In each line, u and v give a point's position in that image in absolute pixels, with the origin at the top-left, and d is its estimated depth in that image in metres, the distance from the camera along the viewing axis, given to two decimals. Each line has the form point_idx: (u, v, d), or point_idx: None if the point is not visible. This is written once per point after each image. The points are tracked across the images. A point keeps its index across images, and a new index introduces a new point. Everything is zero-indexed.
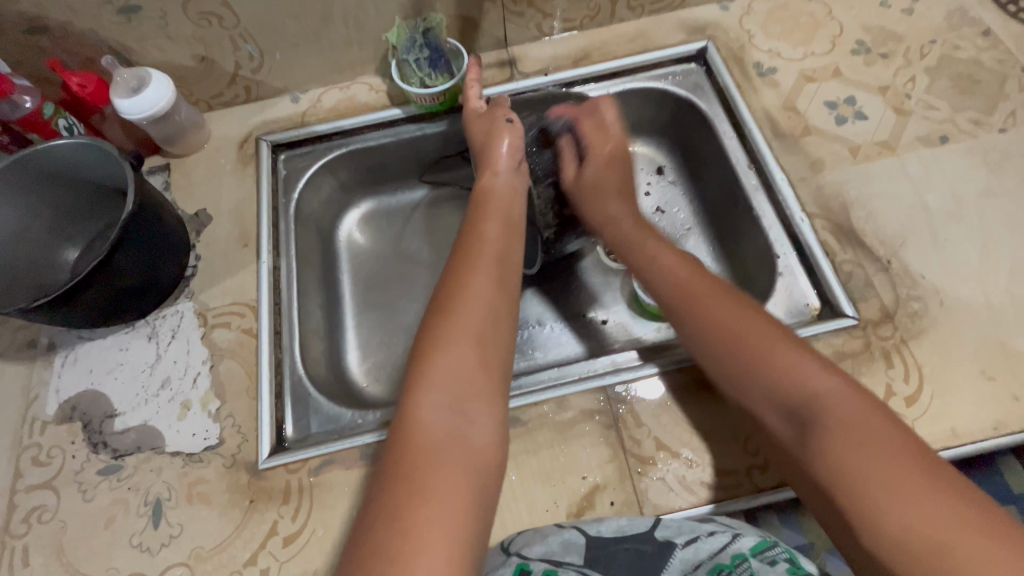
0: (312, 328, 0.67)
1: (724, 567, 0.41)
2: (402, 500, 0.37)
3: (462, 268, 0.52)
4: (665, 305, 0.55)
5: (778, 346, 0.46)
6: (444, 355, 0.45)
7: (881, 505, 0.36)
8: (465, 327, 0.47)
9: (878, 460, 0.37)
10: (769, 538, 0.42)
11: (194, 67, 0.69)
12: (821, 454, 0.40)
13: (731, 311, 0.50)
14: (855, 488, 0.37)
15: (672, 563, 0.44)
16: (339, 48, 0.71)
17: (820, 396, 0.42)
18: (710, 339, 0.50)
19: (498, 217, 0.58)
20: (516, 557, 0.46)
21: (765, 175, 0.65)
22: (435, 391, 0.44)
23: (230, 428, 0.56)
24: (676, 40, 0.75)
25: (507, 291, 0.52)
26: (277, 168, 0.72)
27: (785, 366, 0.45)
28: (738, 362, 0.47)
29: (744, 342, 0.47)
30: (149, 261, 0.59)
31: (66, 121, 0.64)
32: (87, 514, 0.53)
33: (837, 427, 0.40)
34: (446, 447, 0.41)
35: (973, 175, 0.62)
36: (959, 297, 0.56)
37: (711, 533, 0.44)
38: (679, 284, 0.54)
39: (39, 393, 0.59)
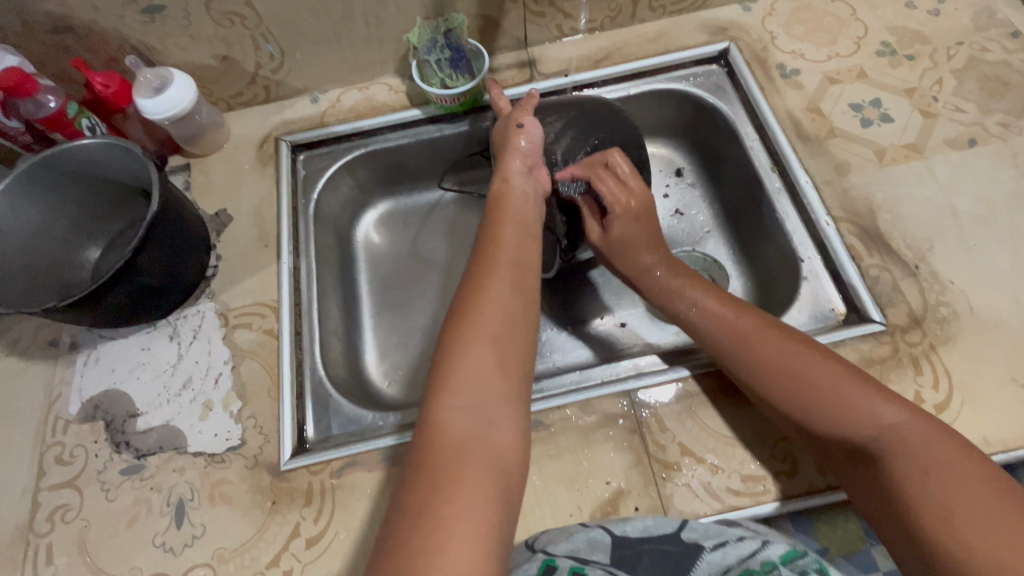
0: (331, 328, 0.67)
1: (752, 573, 0.40)
2: (426, 508, 0.37)
3: (479, 268, 0.51)
4: (709, 341, 0.55)
5: (839, 381, 0.47)
6: (463, 359, 0.44)
7: (980, 549, 0.36)
8: (483, 329, 0.46)
9: (962, 497, 0.38)
10: (799, 547, 0.41)
11: (215, 67, 0.69)
12: (906, 495, 0.40)
13: (783, 348, 0.50)
14: (949, 529, 0.38)
15: (700, 564, 0.43)
16: (359, 48, 0.71)
17: (893, 430, 0.43)
18: (766, 380, 0.49)
19: (513, 214, 0.57)
20: (542, 554, 0.45)
21: (788, 178, 0.65)
22: (454, 395, 0.43)
23: (252, 429, 0.56)
24: (697, 40, 0.74)
25: (525, 288, 0.50)
26: (296, 168, 0.72)
27: (851, 399, 0.45)
28: (801, 400, 0.47)
29: (805, 380, 0.48)
30: (172, 261, 0.59)
31: (89, 121, 0.64)
32: (110, 513, 0.53)
33: (917, 465, 0.41)
34: (468, 451, 0.40)
35: (1002, 179, 0.61)
36: (990, 303, 0.55)
37: (740, 539, 0.44)
38: (725, 323, 0.54)
39: (61, 392, 0.59)
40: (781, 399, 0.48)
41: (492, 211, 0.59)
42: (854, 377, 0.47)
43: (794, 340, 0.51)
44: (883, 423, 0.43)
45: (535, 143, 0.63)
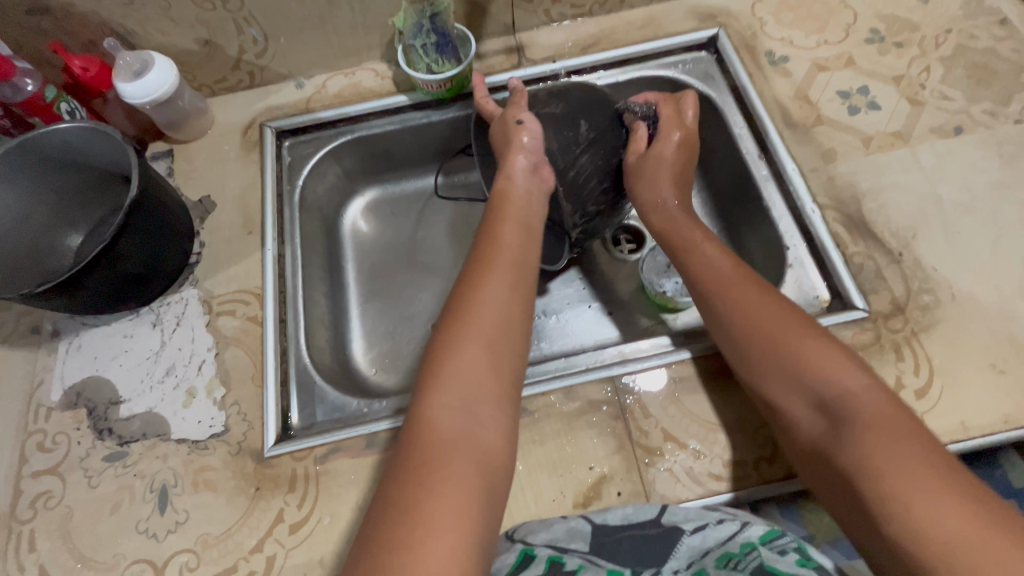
0: (316, 316, 0.66)
1: (732, 555, 0.40)
2: (414, 499, 0.37)
3: (476, 271, 0.52)
4: (700, 299, 0.55)
5: (810, 341, 0.46)
6: (458, 357, 0.45)
7: (896, 495, 0.36)
8: (480, 331, 0.47)
9: (904, 460, 0.37)
10: (779, 529, 0.41)
11: (198, 51, 0.68)
12: (848, 446, 0.40)
13: (768, 309, 0.50)
14: (879, 480, 0.37)
15: (679, 548, 0.44)
16: (344, 33, 0.70)
17: (853, 394, 0.42)
18: (744, 342, 0.49)
19: (512, 217, 0.57)
20: (521, 544, 0.46)
21: (775, 166, 0.65)
22: (446, 392, 0.43)
23: (236, 416, 0.56)
24: (686, 27, 0.73)
25: (522, 294, 0.51)
26: (281, 155, 0.71)
27: (816, 362, 0.45)
28: (767, 355, 0.47)
29: (784, 339, 0.47)
30: (154, 247, 0.58)
31: (68, 106, 0.63)
32: (92, 500, 0.53)
33: (866, 424, 0.40)
34: (458, 447, 0.41)
35: (986, 167, 0.61)
36: (971, 290, 0.55)
37: (720, 521, 0.44)
38: (722, 282, 0.54)
39: (43, 379, 0.59)
40: (755, 358, 0.48)
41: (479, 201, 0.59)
42: (830, 342, 0.46)
43: (785, 304, 0.50)
44: (844, 389, 0.43)
45: (538, 139, 0.62)
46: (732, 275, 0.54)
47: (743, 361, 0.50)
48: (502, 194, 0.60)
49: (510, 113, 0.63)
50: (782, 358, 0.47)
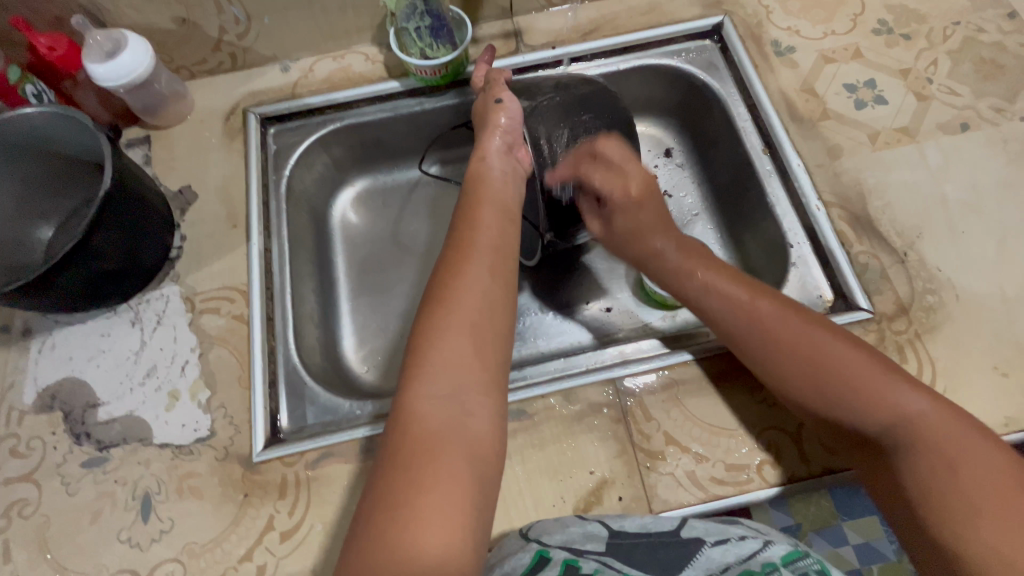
0: (306, 313, 0.64)
1: (753, 573, 0.38)
2: (401, 499, 0.35)
3: (457, 254, 0.49)
4: (716, 324, 0.53)
5: (855, 360, 0.45)
6: (441, 346, 0.43)
7: (969, 530, 0.37)
8: (462, 316, 0.44)
9: (974, 492, 0.38)
10: (801, 549, 0.40)
11: (175, 31, 0.64)
12: (915, 479, 0.40)
13: (796, 328, 0.48)
14: (958, 513, 0.38)
15: (698, 560, 0.41)
16: (332, 14, 0.66)
17: (909, 412, 0.42)
18: (775, 358, 0.48)
19: (492, 199, 0.55)
20: (536, 543, 0.44)
21: (780, 161, 0.63)
22: (429, 382, 0.41)
23: (222, 420, 0.54)
24: (691, 14, 0.71)
25: (504, 276, 0.49)
26: (266, 143, 0.68)
27: (871, 387, 0.43)
28: (808, 378, 0.46)
29: (832, 365, 0.45)
30: (131, 242, 0.55)
31: (35, 88, 0.58)
32: (71, 508, 0.51)
33: (926, 449, 0.40)
34: (445, 438, 0.39)
35: (992, 165, 0.60)
36: (975, 291, 0.55)
37: (741, 538, 0.42)
38: (740, 310, 0.51)
39: (14, 381, 0.56)
40: (799, 383, 0.46)
41: (471, 191, 0.56)
42: (874, 359, 0.45)
43: (816, 323, 0.48)
44: (903, 413, 0.42)
45: (515, 119, 0.60)
46: (744, 296, 0.51)
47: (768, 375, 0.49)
48: (477, 177, 0.58)
49: (490, 94, 0.61)
50: (830, 383, 0.45)
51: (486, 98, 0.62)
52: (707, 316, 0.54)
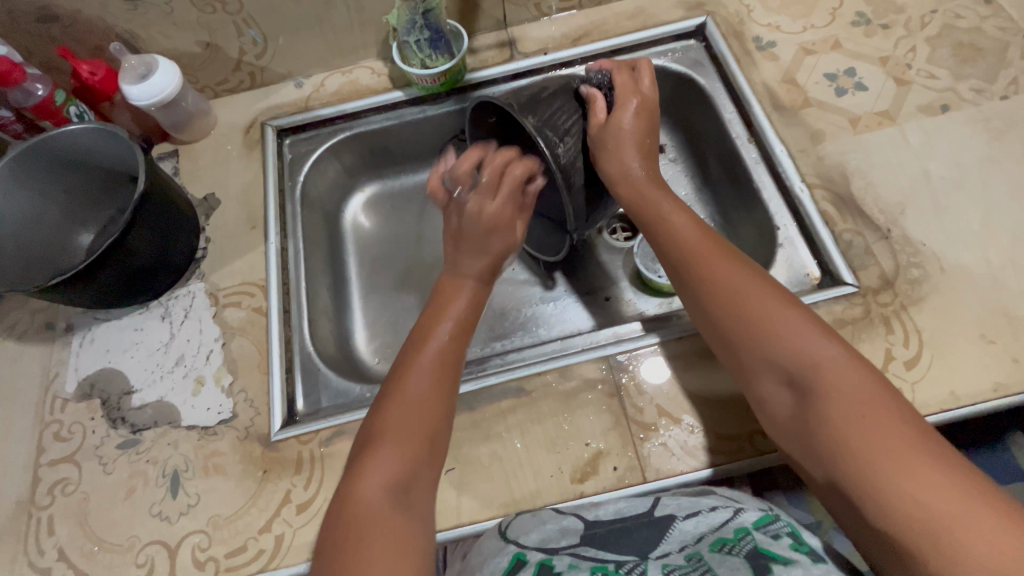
0: (320, 307, 0.68)
1: (725, 540, 0.41)
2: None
3: (412, 357, 0.51)
4: (671, 271, 0.55)
5: (784, 312, 0.46)
6: (389, 437, 0.45)
7: (876, 479, 0.37)
8: (409, 414, 0.46)
9: (884, 438, 0.38)
10: (771, 513, 0.44)
11: (200, 54, 0.70)
12: (823, 428, 0.41)
13: (737, 279, 0.49)
14: (858, 458, 0.38)
15: (672, 533, 0.44)
16: (340, 33, 0.72)
17: (822, 364, 0.43)
18: (713, 304, 0.50)
19: (468, 299, 0.57)
20: (513, 546, 0.44)
21: (764, 148, 0.66)
22: (372, 478, 0.43)
23: (243, 403, 0.58)
24: (675, 16, 0.75)
25: (452, 378, 0.51)
26: (282, 152, 0.74)
27: (791, 337, 0.45)
28: (741, 331, 0.47)
29: (756, 312, 0.47)
30: (161, 243, 0.60)
31: (77, 109, 0.65)
32: (107, 485, 0.55)
33: (836, 396, 0.41)
34: (373, 526, 0.40)
35: (973, 144, 0.62)
36: (959, 264, 0.56)
37: (712, 508, 0.45)
38: (689, 250, 0.54)
39: (58, 372, 0.61)
40: (725, 321, 0.49)
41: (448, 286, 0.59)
42: (802, 314, 0.46)
43: (752, 274, 0.50)
44: (818, 364, 0.43)
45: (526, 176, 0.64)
46: (699, 247, 0.53)
47: (704, 311, 0.51)
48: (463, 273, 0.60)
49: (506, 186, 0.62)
50: (760, 331, 0.46)
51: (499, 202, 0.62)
52: (666, 263, 0.56)
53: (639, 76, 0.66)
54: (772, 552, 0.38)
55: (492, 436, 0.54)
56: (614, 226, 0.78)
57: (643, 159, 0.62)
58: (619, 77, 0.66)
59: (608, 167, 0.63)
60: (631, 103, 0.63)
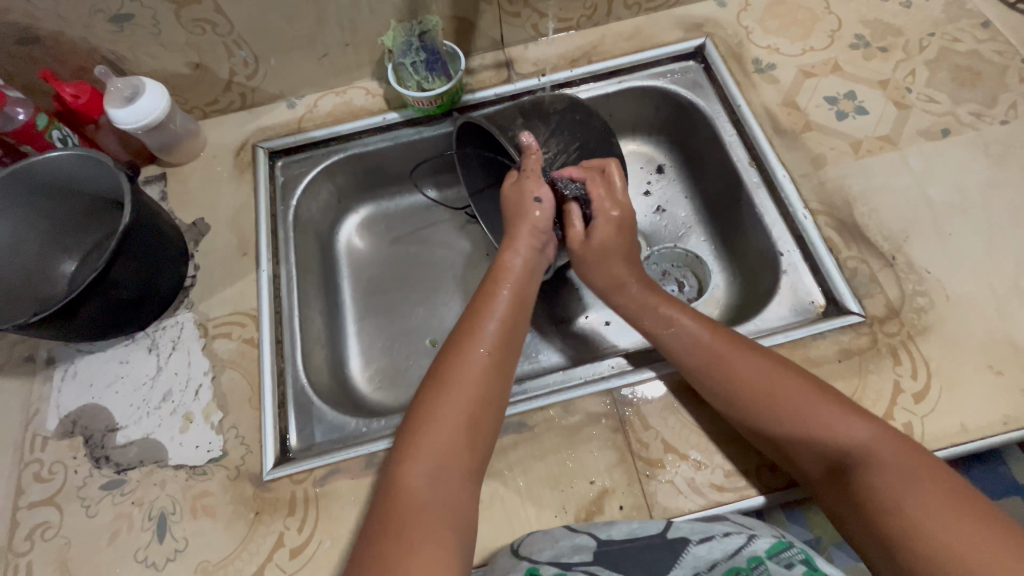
0: (313, 334, 0.66)
1: (742, 571, 0.42)
2: (388, 569, 0.37)
3: (462, 338, 0.52)
4: (687, 370, 0.53)
5: (800, 394, 0.47)
6: (433, 426, 0.46)
7: (932, 538, 0.37)
8: (463, 395, 0.48)
9: (922, 500, 0.39)
10: (786, 539, 0.43)
11: (189, 75, 0.68)
12: (864, 490, 0.42)
13: (753, 367, 0.50)
14: (907, 527, 0.39)
15: (685, 557, 0.45)
16: (333, 53, 0.71)
17: (849, 441, 0.44)
18: (716, 378, 0.51)
19: (507, 287, 0.57)
20: (527, 563, 0.45)
21: (766, 172, 0.65)
22: (419, 462, 0.44)
23: (234, 440, 0.56)
24: (674, 37, 0.74)
25: (503, 366, 0.51)
26: (274, 175, 0.72)
27: (813, 417, 0.46)
28: (765, 406, 0.48)
29: (768, 391, 0.48)
30: (148, 273, 0.58)
31: (60, 133, 0.63)
32: (90, 530, 0.53)
33: (873, 466, 0.42)
34: (427, 516, 0.41)
35: (974, 168, 0.62)
36: (963, 291, 0.56)
37: (726, 534, 0.44)
38: (701, 351, 0.52)
39: (39, 409, 0.58)
40: (737, 409, 0.49)
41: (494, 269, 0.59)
42: (812, 387, 0.48)
43: (768, 358, 0.51)
44: (845, 441, 0.44)
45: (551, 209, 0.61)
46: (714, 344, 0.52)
47: (715, 400, 0.51)
48: (499, 275, 0.58)
49: (527, 188, 0.61)
50: (778, 414, 0.47)
51: (521, 189, 0.62)
52: (671, 360, 0.55)
53: None
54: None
55: (493, 474, 0.53)
56: None
57: None
58: None
59: (598, 283, 0.64)
60: None
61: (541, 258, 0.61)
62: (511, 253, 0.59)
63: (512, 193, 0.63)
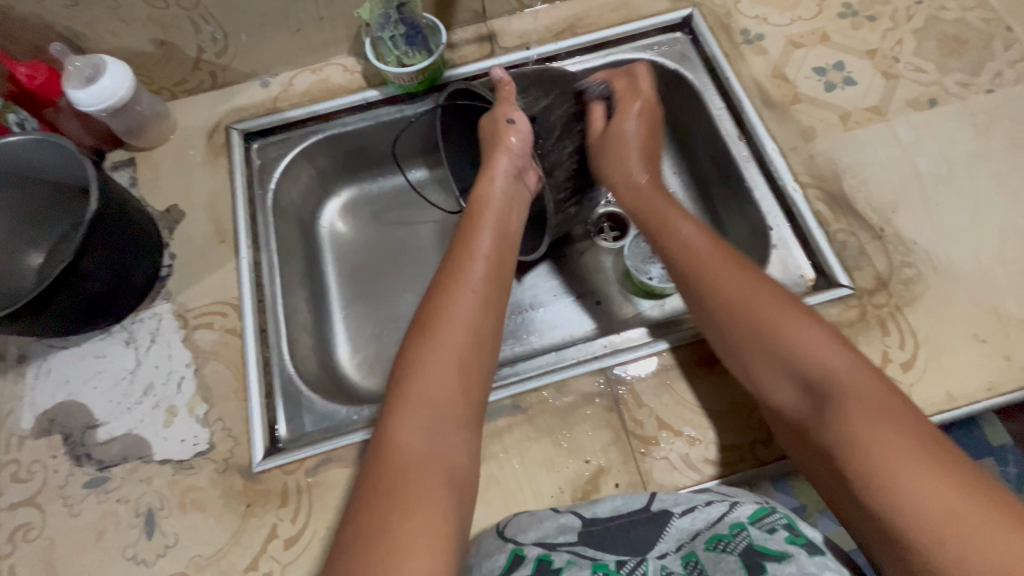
0: (298, 323, 0.65)
1: (721, 537, 0.40)
2: (389, 518, 0.37)
3: (449, 280, 0.52)
4: (677, 277, 0.55)
5: (794, 323, 0.47)
6: (425, 373, 0.45)
7: (889, 474, 0.37)
8: (452, 340, 0.47)
9: (888, 439, 0.38)
10: (767, 505, 0.43)
11: (154, 53, 0.65)
12: (836, 432, 0.41)
13: (745, 287, 0.50)
14: (867, 461, 0.38)
15: (668, 532, 0.43)
16: (307, 28, 0.67)
17: (833, 372, 0.43)
18: (723, 304, 0.50)
19: (489, 228, 0.57)
20: (512, 544, 0.44)
21: (755, 146, 0.64)
22: (415, 413, 0.44)
23: (221, 432, 0.54)
24: (661, 8, 0.72)
25: (492, 311, 0.51)
26: (250, 158, 0.69)
27: (794, 335, 0.46)
28: (752, 335, 0.48)
29: (762, 318, 0.48)
30: (121, 263, 0.56)
31: (17, 116, 0.59)
32: (75, 529, 0.51)
33: (850, 403, 0.41)
34: (422, 461, 0.42)
35: (961, 139, 0.62)
36: (950, 262, 0.56)
37: (708, 503, 0.44)
38: (696, 260, 0.54)
39: (12, 408, 0.56)
40: (725, 322, 0.50)
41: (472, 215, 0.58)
42: (813, 321, 0.47)
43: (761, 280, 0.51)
44: (831, 370, 0.43)
45: (526, 143, 0.61)
46: (709, 255, 0.53)
47: (704, 308, 0.52)
48: (480, 211, 0.58)
49: (499, 112, 0.61)
50: (767, 336, 0.47)
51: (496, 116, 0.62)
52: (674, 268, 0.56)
53: (639, 80, 0.66)
54: (768, 549, 0.38)
55: (488, 457, 0.52)
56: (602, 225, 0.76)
57: (647, 168, 0.63)
58: (618, 82, 0.66)
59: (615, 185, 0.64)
60: (635, 106, 0.64)
61: (517, 196, 0.61)
62: (488, 184, 0.60)
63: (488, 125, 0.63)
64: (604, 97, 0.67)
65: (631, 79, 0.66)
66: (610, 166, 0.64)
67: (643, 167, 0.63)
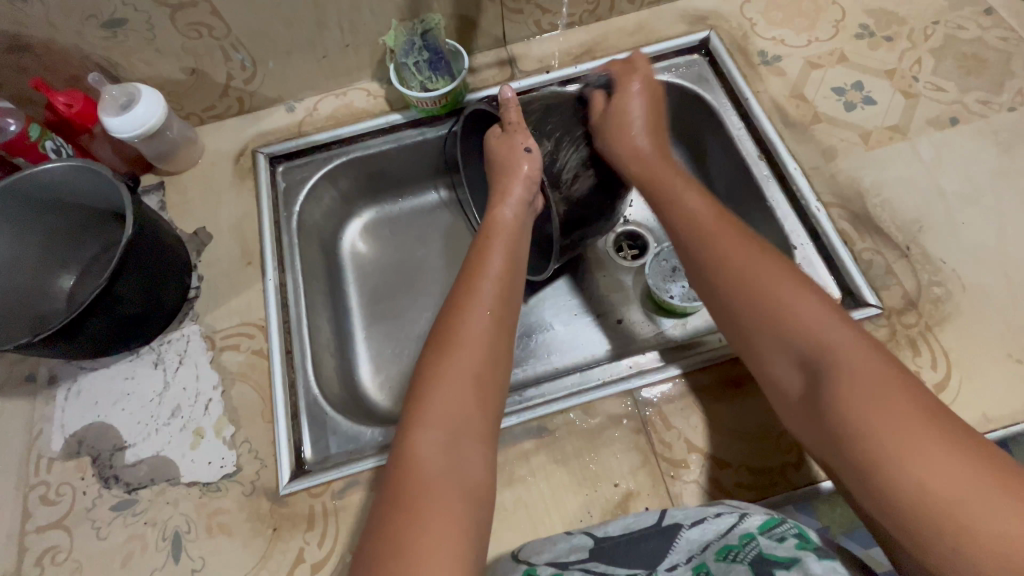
0: (322, 343, 0.65)
1: (731, 547, 0.39)
2: (405, 542, 0.36)
3: (463, 298, 0.52)
4: (680, 249, 0.54)
5: (802, 300, 0.44)
6: (441, 390, 0.45)
7: (887, 445, 0.35)
8: (468, 356, 0.47)
9: (890, 420, 0.36)
10: (778, 517, 0.41)
11: (185, 81, 0.67)
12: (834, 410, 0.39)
13: (752, 260, 0.48)
14: (866, 437, 0.36)
15: (678, 543, 0.43)
16: (333, 55, 0.69)
17: (838, 349, 0.41)
18: (727, 287, 0.48)
19: (501, 250, 0.56)
20: (525, 564, 0.44)
21: (776, 165, 0.65)
22: (428, 427, 0.43)
23: (248, 454, 0.54)
24: (678, 31, 0.73)
25: (504, 330, 0.51)
26: (276, 181, 0.70)
27: (800, 316, 0.43)
28: (756, 316, 0.46)
29: (763, 288, 0.46)
30: (152, 286, 0.57)
31: (54, 143, 0.61)
32: (103, 553, 0.51)
33: (849, 378, 0.39)
34: (440, 478, 0.41)
35: (985, 157, 0.61)
36: (981, 281, 0.56)
37: (718, 514, 0.43)
38: (699, 232, 0.52)
39: (42, 430, 0.57)
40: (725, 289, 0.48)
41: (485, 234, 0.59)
42: (818, 299, 0.44)
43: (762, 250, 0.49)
44: (832, 346, 0.41)
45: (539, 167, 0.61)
46: (711, 228, 0.52)
47: (706, 281, 0.50)
48: (491, 230, 0.59)
49: (517, 139, 0.61)
50: (764, 303, 0.45)
51: (511, 143, 0.62)
52: (680, 246, 0.54)
53: (637, 64, 0.67)
54: (777, 557, 0.37)
55: (515, 480, 0.52)
56: (621, 244, 0.77)
57: (650, 138, 0.61)
58: (617, 68, 0.67)
59: (616, 149, 0.61)
60: (634, 86, 0.64)
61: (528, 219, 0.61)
62: (502, 209, 0.60)
63: (502, 146, 0.62)
64: (602, 86, 0.68)
65: (627, 66, 0.67)
66: (609, 137, 0.62)
67: (645, 137, 0.61)
